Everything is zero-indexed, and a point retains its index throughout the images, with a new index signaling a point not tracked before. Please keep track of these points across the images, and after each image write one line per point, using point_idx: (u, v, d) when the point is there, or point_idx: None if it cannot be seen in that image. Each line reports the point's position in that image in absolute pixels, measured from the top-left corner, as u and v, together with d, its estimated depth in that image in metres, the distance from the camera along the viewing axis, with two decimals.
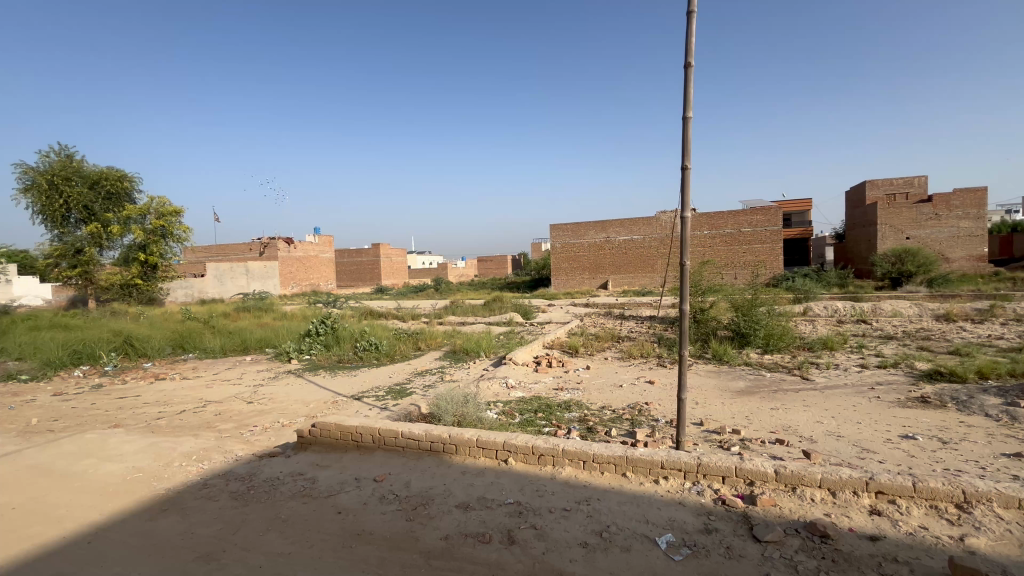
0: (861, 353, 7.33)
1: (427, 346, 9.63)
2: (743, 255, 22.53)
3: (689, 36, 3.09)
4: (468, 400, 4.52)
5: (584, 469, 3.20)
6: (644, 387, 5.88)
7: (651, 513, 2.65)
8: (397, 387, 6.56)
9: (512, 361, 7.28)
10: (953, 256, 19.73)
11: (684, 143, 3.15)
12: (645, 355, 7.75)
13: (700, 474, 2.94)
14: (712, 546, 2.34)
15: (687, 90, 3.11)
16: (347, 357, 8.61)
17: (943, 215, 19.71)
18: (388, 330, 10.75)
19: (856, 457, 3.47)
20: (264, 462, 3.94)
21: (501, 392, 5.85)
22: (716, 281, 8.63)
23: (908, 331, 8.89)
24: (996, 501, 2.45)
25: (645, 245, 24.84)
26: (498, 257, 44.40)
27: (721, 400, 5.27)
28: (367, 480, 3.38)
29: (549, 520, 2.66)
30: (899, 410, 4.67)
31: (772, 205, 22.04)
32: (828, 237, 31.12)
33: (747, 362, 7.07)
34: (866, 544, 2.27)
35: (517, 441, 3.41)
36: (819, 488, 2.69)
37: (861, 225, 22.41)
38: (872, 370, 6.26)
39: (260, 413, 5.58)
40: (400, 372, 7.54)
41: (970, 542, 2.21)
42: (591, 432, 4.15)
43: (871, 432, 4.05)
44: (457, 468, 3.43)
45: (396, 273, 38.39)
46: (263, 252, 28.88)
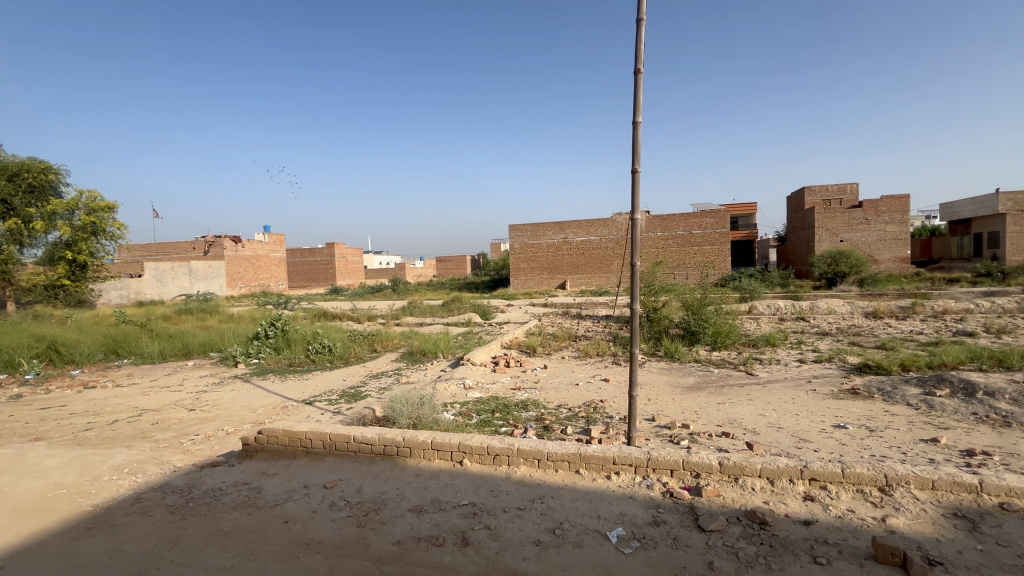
0: (800, 349, 7.79)
1: (383, 347, 9.44)
2: (693, 256, 23.45)
3: (638, 43, 3.18)
4: (424, 401, 4.46)
5: (539, 468, 3.22)
6: (600, 385, 6.00)
7: (603, 508, 2.71)
8: (351, 390, 6.39)
9: (470, 361, 7.26)
10: (881, 257, 21.28)
11: (635, 147, 3.23)
12: (600, 354, 7.92)
13: (649, 468, 3.03)
14: (659, 538, 2.41)
15: (638, 95, 3.19)
16: (299, 360, 8.31)
17: (872, 220, 21.25)
18: (342, 332, 10.44)
19: (793, 446, 3.68)
20: (206, 472, 3.73)
21: (458, 393, 5.82)
22: (668, 281, 8.93)
23: (842, 327, 9.52)
24: (913, 483, 2.65)
25: (601, 246, 25.40)
26: (457, 258, 44.25)
27: (672, 396, 5.45)
28: (317, 487, 3.27)
29: (503, 520, 2.66)
30: (833, 401, 4.99)
31: (720, 209, 23.05)
32: (772, 240, 32.90)
33: (696, 359, 7.36)
34: (800, 528, 2.40)
35: (472, 442, 3.39)
36: (759, 477, 2.83)
37: (800, 227, 23.79)
38: (809, 365, 6.67)
39: (203, 421, 5.30)
40: (354, 375, 7.35)
41: (890, 522, 2.39)
42: (547, 430, 4.19)
43: (808, 422, 4.31)
44: (411, 471, 3.38)
45: (352, 274, 37.46)
46: (208, 252, 27.42)
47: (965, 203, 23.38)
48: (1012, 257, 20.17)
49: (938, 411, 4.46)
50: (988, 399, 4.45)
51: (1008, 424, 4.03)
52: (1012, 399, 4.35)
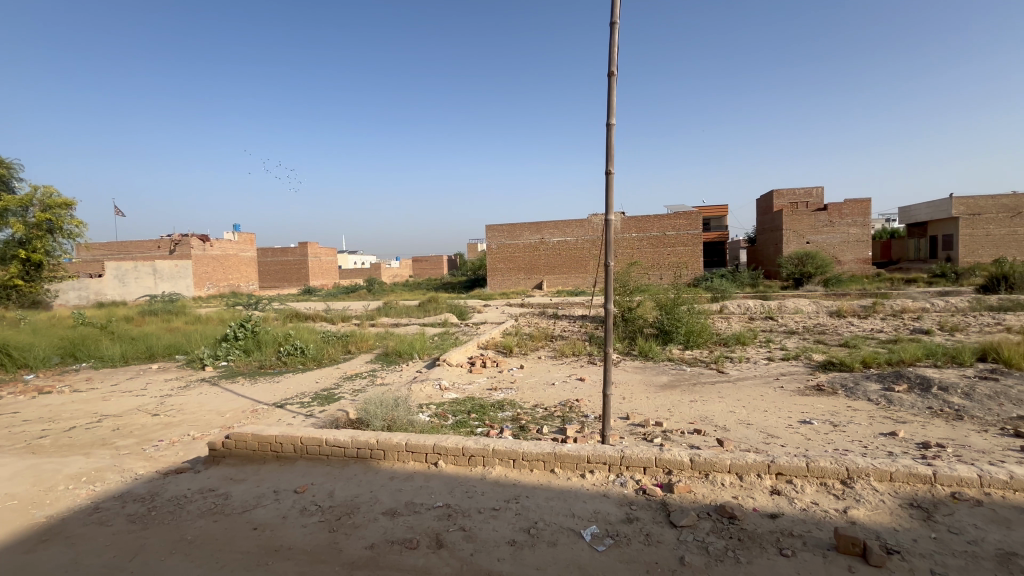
0: (768, 347, 8.02)
1: (357, 348, 9.30)
2: (667, 257, 23.89)
3: (612, 47, 3.21)
4: (399, 402, 4.41)
5: (514, 468, 3.23)
6: (575, 384, 6.05)
7: (577, 507, 2.73)
8: (324, 393, 6.26)
9: (447, 362, 7.22)
10: (845, 259, 22.08)
11: (608, 149, 3.26)
12: (576, 353, 7.98)
13: (623, 466, 3.07)
14: (632, 534, 2.44)
15: (611, 97, 3.23)
16: (270, 362, 8.11)
17: (836, 222, 22.04)
18: (315, 333, 10.23)
19: (762, 442, 3.79)
20: (170, 479, 3.60)
21: (434, 393, 5.77)
22: (643, 281, 9.08)
23: (808, 326, 9.83)
24: (873, 476, 2.76)
25: (577, 246, 25.62)
26: (434, 258, 43.96)
27: (646, 395, 5.54)
28: (287, 492, 3.19)
29: (478, 521, 2.66)
30: (799, 398, 5.16)
31: (693, 210, 23.55)
32: (742, 242, 33.78)
33: (670, 358, 7.49)
34: (767, 521, 2.47)
35: (447, 443, 3.38)
36: (728, 473, 2.90)
37: (769, 229, 24.52)
38: (777, 363, 6.87)
39: (168, 426, 5.11)
40: (327, 377, 7.22)
41: (852, 513, 2.49)
42: (523, 430, 4.20)
43: (776, 419, 4.44)
44: (385, 474, 3.33)
45: (326, 274, 36.78)
46: (174, 251, 26.51)
47: (921, 207, 24.48)
48: (965, 259, 21.23)
49: (896, 406, 4.66)
50: (942, 394, 4.67)
51: (960, 417, 4.24)
52: (963, 394, 4.58)
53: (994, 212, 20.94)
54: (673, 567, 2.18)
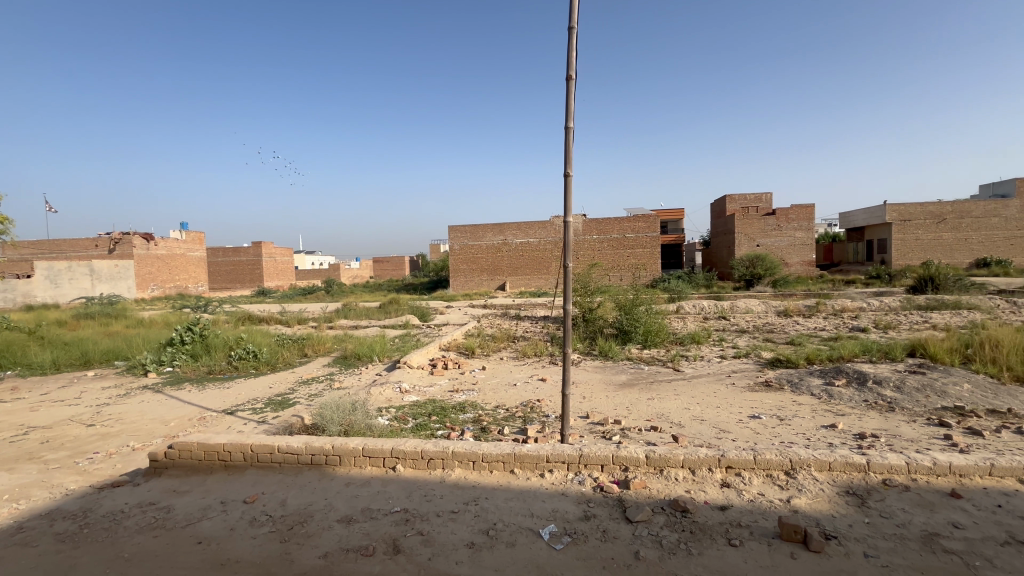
0: (721, 346, 8.34)
1: (314, 352, 9.01)
2: (627, 258, 24.45)
3: (571, 51, 3.26)
4: (357, 406, 4.30)
5: (473, 469, 3.21)
6: (536, 385, 6.09)
7: (536, 506, 2.74)
8: (278, 398, 6.03)
9: (408, 364, 7.09)
10: (792, 261, 23.25)
11: (567, 152, 3.31)
12: (538, 354, 8.05)
13: (581, 465, 3.11)
14: (589, 531, 2.48)
15: (569, 101, 3.28)
16: (219, 367, 7.73)
17: (783, 226, 23.20)
18: (269, 336, 9.85)
19: (714, 437, 3.94)
20: (106, 494, 3.37)
21: (394, 396, 5.67)
22: (603, 282, 9.26)
23: (757, 325, 10.30)
24: (814, 466, 2.91)
25: (540, 248, 25.83)
26: (396, 258, 43.29)
27: (605, 393, 5.65)
28: (235, 502, 3.05)
29: (436, 525, 2.63)
30: (749, 394, 5.40)
31: (651, 214, 24.22)
32: (698, 244, 35.05)
33: (628, 357, 7.67)
34: (717, 513, 2.57)
35: (406, 447, 3.33)
36: (681, 468, 3.00)
37: (722, 233, 25.55)
38: (729, 360, 7.16)
39: (104, 437, 4.78)
40: (282, 382, 6.94)
41: (794, 502, 2.62)
42: (484, 432, 4.18)
43: (727, 414, 4.62)
44: (341, 480, 3.24)
45: (282, 274, 35.47)
46: (113, 250, 24.85)
47: (859, 213, 26.13)
48: (897, 261, 22.83)
49: (836, 399, 4.96)
50: (876, 387, 5.00)
51: (891, 409, 4.56)
52: (895, 387, 4.92)
53: (922, 218, 22.58)
54: (628, 562, 2.22)
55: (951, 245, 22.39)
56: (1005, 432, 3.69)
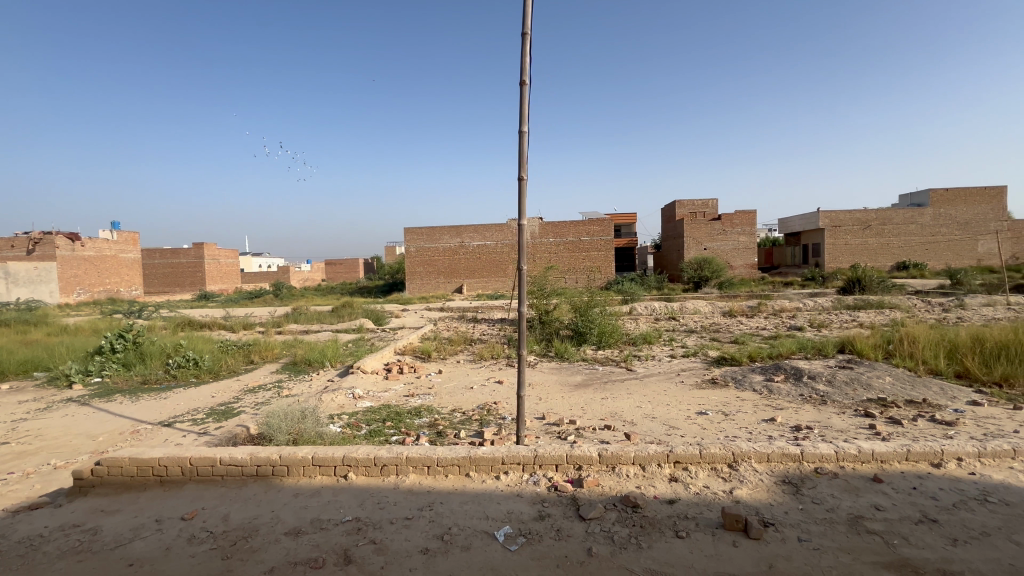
0: (671, 345, 8.66)
1: (261, 358, 8.63)
2: (582, 261, 24.94)
3: (524, 55, 3.30)
4: (306, 414, 4.14)
5: (428, 475, 3.17)
6: (493, 387, 6.11)
7: (491, 509, 2.75)
8: (221, 408, 5.71)
9: (361, 370, 6.92)
10: (737, 264, 24.44)
11: (521, 156, 3.34)
12: (495, 356, 8.07)
13: (536, 465, 3.15)
14: (543, 531, 2.51)
15: (523, 105, 3.31)
16: (155, 376, 7.23)
17: (728, 231, 24.40)
18: (212, 342, 9.32)
19: (664, 434, 4.08)
20: (21, 518, 3.08)
21: (347, 403, 5.51)
22: (559, 284, 9.41)
23: (704, 325, 10.76)
24: (755, 458, 3.08)
25: (497, 251, 25.88)
26: (349, 261, 42.18)
27: (561, 394, 5.73)
28: (172, 520, 2.87)
29: (390, 532, 2.58)
30: (696, 391, 5.65)
31: (605, 217, 24.79)
32: (649, 247, 36.23)
33: (583, 357, 7.82)
34: (665, 507, 2.67)
35: (358, 453, 3.25)
36: (632, 464, 3.10)
37: (673, 237, 26.55)
38: (679, 359, 7.45)
39: (20, 456, 4.37)
40: (226, 391, 6.59)
41: (736, 493, 2.76)
42: (440, 436, 4.14)
43: (676, 411, 4.81)
44: (289, 491, 3.12)
45: (226, 278, 33.69)
46: (33, 251, 22.77)
47: (795, 219, 27.90)
48: (830, 264, 24.53)
49: (775, 394, 5.27)
50: (811, 382, 5.35)
51: (824, 402, 4.89)
52: (828, 380, 5.28)
53: (851, 224, 24.40)
54: (581, 559, 2.27)
55: (875, 250, 24.30)
56: (920, 420, 4.05)
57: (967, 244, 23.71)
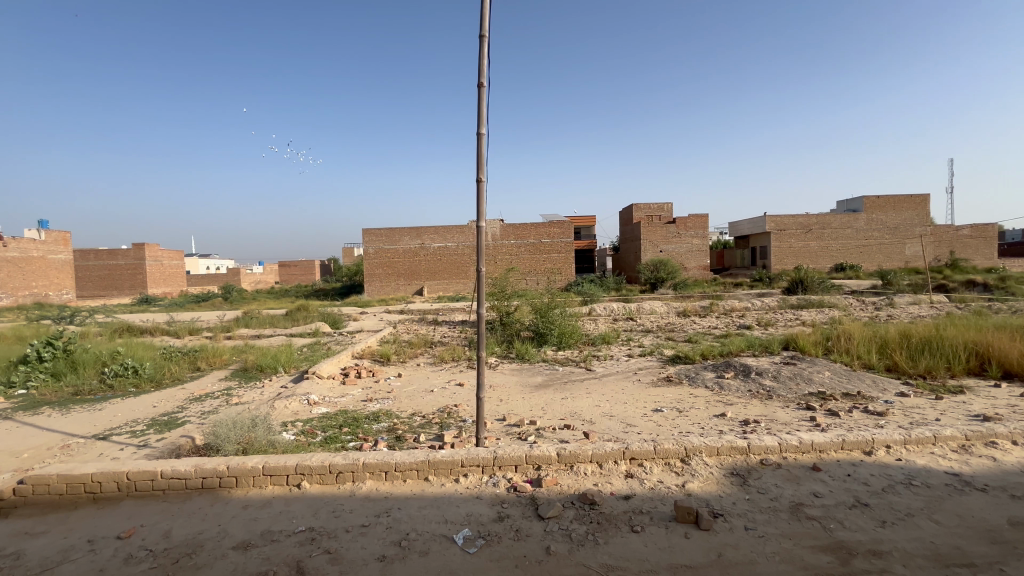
0: (629, 345, 8.87)
1: (209, 365, 8.21)
2: (543, 263, 25.18)
3: (481, 58, 3.30)
4: (257, 422, 3.97)
5: (386, 480, 3.12)
6: (453, 390, 6.06)
7: (450, 512, 2.73)
8: (164, 418, 5.39)
9: (316, 374, 6.71)
10: (691, 265, 25.37)
11: (479, 157, 3.34)
12: (455, 358, 8.03)
13: (496, 467, 3.15)
14: (502, 532, 2.51)
15: (480, 108, 3.32)
16: (89, 387, 6.73)
17: (682, 234, 25.29)
18: (154, 349, 8.79)
19: (622, 431, 4.18)
20: None
21: (302, 409, 5.33)
22: (520, 286, 9.46)
23: (660, 325, 11.10)
24: (706, 452, 3.21)
25: (458, 253, 25.74)
26: (305, 263, 40.85)
27: (522, 395, 5.76)
28: (106, 539, 2.69)
29: (345, 541, 2.51)
30: (653, 389, 5.82)
31: (565, 220, 25.16)
32: (608, 249, 37.04)
33: (544, 358, 7.89)
34: (621, 503, 2.73)
35: (312, 461, 3.14)
36: (590, 462, 3.16)
37: (630, 239, 27.25)
38: (636, 358, 7.66)
39: None
40: (169, 400, 6.22)
41: (688, 486, 2.86)
42: (399, 441, 4.07)
43: (633, 409, 4.93)
44: (237, 503, 2.98)
45: (169, 280, 31.81)
46: None
47: (744, 223, 29.29)
48: (775, 266, 25.87)
49: (726, 390, 5.50)
50: (758, 377, 5.63)
51: (770, 397, 5.15)
52: (773, 376, 5.57)
53: (794, 228, 25.85)
54: (539, 558, 2.29)
55: (816, 252, 25.83)
56: (855, 411, 4.34)
57: (896, 247, 25.56)
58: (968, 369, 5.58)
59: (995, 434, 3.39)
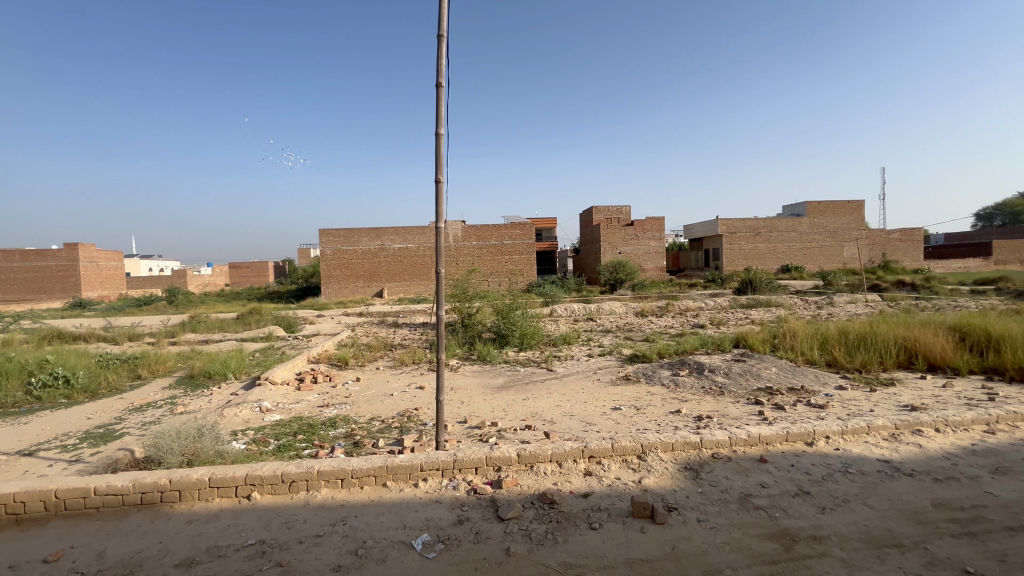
0: (589, 345, 9.02)
1: (152, 373, 7.73)
2: (504, 264, 25.24)
3: (439, 58, 3.28)
4: (203, 432, 3.77)
5: (342, 488, 3.03)
6: (414, 394, 5.98)
7: (409, 518, 2.68)
8: (99, 430, 5.01)
9: (269, 380, 6.45)
10: (648, 267, 26.11)
11: (438, 157, 3.31)
12: (416, 361, 7.93)
13: (456, 470, 3.13)
14: (462, 535, 2.50)
15: (438, 107, 3.29)
16: (13, 399, 6.19)
17: (639, 236, 25.98)
18: (88, 356, 8.20)
19: (582, 430, 4.24)
20: None
21: (253, 417, 5.10)
22: (482, 287, 9.45)
23: (619, 325, 11.37)
24: (661, 449, 3.30)
25: (418, 254, 25.41)
26: (257, 264, 39.26)
27: (483, 397, 5.74)
28: (30, 564, 2.48)
29: (298, 552, 2.42)
30: (611, 387, 5.94)
31: (527, 222, 25.33)
32: (569, 251, 37.57)
33: (506, 360, 7.90)
34: (580, 501, 2.77)
35: (263, 471, 3.01)
36: (550, 462, 3.19)
37: (591, 241, 27.75)
38: (596, 358, 7.80)
39: None
40: (106, 411, 5.80)
41: (645, 482, 2.94)
42: (357, 446, 3.96)
43: (593, 408, 5.02)
44: (181, 518, 2.82)
45: (107, 283, 29.75)
46: None
47: (698, 226, 30.42)
48: (727, 268, 27.00)
49: (681, 387, 5.69)
50: (710, 374, 5.86)
51: (722, 393, 5.36)
52: (724, 373, 5.81)
53: (744, 231, 27.08)
54: (499, 559, 2.29)
55: (764, 254, 27.16)
56: (799, 404, 4.59)
57: (835, 249, 27.23)
58: (898, 363, 6.01)
59: (920, 423, 3.66)
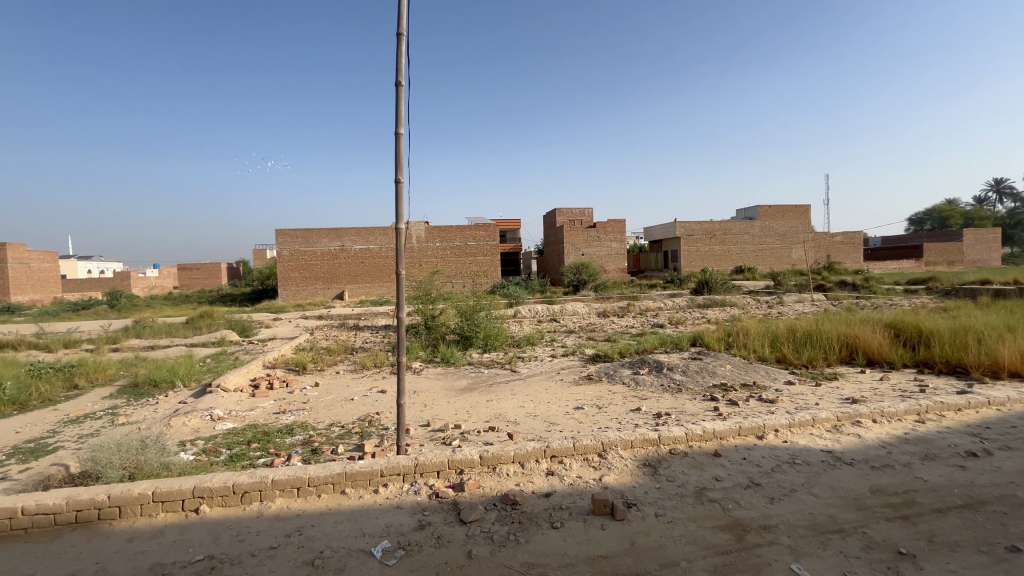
0: (552, 345, 9.10)
1: (90, 382, 7.23)
2: (469, 266, 25.14)
3: (398, 57, 3.23)
4: (147, 443, 3.56)
5: (298, 497, 2.93)
6: (375, 398, 5.85)
7: (368, 525, 2.62)
8: (30, 445, 4.65)
9: (221, 387, 6.16)
10: (610, 268, 26.63)
11: (398, 156, 3.27)
12: (378, 365, 7.77)
13: (417, 474, 3.09)
14: (423, 540, 2.46)
15: (398, 107, 3.24)
16: None
17: (602, 238, 26.46)
18: (17, 365, 7.58)
19: (545, 430, 4.28)
20: None
21: (203, 426, 4.86)
22: (445, 289, 9.37)
23: (582, 326, 11.53)
24: (622, 446, 3.38)
25: (381, 255, 24.94)
26: (209, 266, 37.50)
27: (446, 400, 5.69)
28: None
29: (251, 566, 2.32)
30: (574, 387, 6.02)
31: (491, 223, 25.33)
32: (533, 253, 37.85)
33: (469, 362, 7.86)
34: (542, 501, 2.79)
35: (212, 483, 2.87)
36: (512, 463, 3.20)
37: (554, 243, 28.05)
38: (560, 358, 7.88)
39: None
40: (36, 424, 5.37)
41: (605, 480, 2.99)
42: (315, 453, 3.85)
43: (556, 408, 5.07)
44: (121, 536, 2.65)
45: (40, 287, 27.64)
46: None
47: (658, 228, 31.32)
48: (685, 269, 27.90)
49: (641, 386, 5.82)
50: (669, 372, 6.02)
51: (680, 390, 5.52)
52: (682, 371, 5.98)
53: (700, 234, 28.08)
54: (460, 563, 2.27)
55: (719, 255, 28.24)
56: (751, 400, 4.79)
57: (785, 251, 28.63)
58: (840, 359, 6.38)
59: (860, 414, 3.90)
